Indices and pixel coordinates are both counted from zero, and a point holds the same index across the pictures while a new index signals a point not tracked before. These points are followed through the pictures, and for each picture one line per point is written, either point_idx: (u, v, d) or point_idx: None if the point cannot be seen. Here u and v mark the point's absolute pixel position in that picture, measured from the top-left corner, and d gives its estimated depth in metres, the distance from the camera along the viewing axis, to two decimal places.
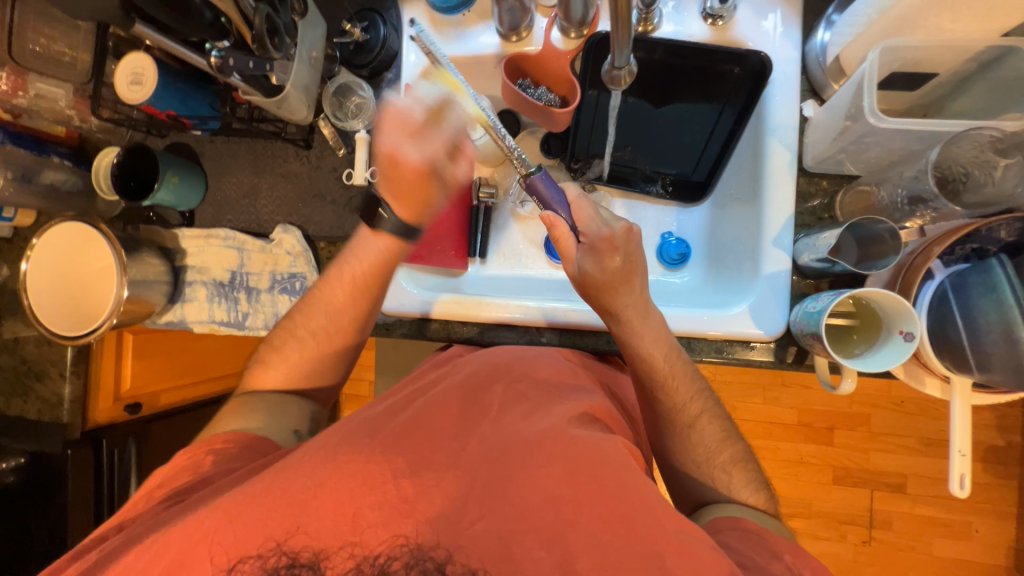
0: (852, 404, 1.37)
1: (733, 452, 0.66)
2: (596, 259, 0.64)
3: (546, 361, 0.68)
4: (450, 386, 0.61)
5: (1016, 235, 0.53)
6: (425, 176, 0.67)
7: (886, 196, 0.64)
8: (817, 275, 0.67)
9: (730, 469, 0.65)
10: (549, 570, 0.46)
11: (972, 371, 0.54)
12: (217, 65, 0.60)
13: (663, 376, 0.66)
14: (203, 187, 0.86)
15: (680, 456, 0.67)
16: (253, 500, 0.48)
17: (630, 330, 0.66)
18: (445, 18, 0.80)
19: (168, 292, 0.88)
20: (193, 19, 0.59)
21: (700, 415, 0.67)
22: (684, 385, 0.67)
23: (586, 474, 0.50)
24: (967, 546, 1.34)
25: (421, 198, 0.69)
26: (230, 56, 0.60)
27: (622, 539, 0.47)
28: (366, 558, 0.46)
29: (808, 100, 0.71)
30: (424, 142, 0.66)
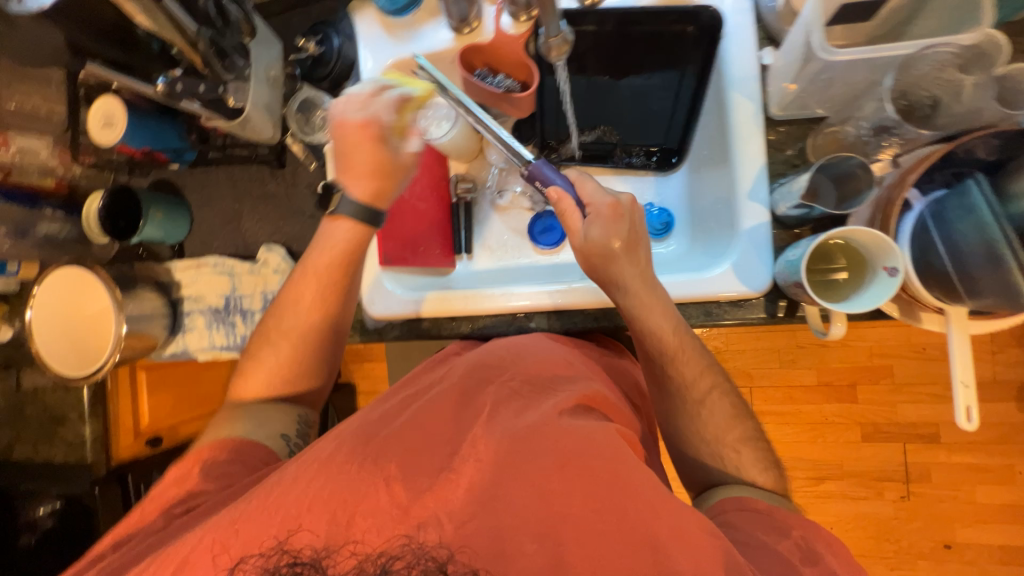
0: (874, 357, 1.33)
1: (744, 429, 0.64)
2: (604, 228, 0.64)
3: (541, 355, 0.67)
4: (444, 385, 0.61)
5: (996, 153, 0.51)
6: (371, 145, 0.67)
7: (852, 132, 0.64)
8: (797, 222, 0.66)
9: (740, 447, 0.63)
10: (541, 565, 0.47)
11: (963, 300, 0.52)
12: (165, 92, 0.61)
13: (663, 354, 0.65)
14: (188, 220, 0.89)
15: (690, 433, 0.65)
16: (256, 507, 0.49)
17: (631, 313, 0.66)
18: (396, 20, 0.80)
19: (169, 325, 0.90)
20: (143, 51, 0.63)
21: (711, 390, 0.65)
22: (688, 364, 0.65)
23: (577, 457, 0.50)
24: (1014, 491, 1.29)
25: (375, 173, 0.69)
26: (179, 82, 0.61)
27: (614, 526, 0.48)
28: (369, 557, 0.47)
29: (767, 48, 0.70)
30: (367, 110, 0.67)
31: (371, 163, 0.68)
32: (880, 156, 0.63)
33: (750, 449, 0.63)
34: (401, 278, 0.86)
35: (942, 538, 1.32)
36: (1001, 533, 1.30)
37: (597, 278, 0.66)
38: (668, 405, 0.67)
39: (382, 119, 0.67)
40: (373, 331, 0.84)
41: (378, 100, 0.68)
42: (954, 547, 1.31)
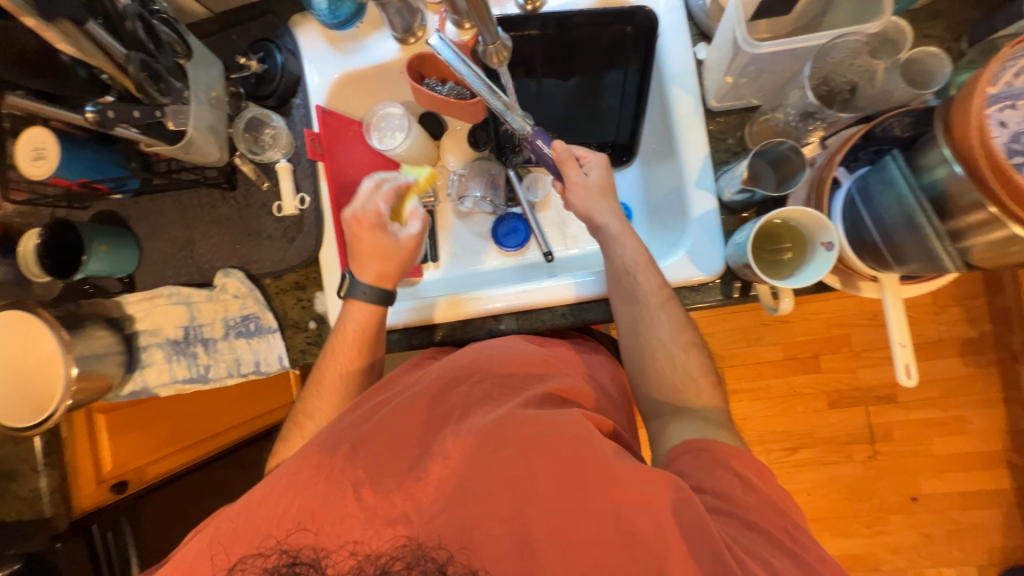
0: (832, 327, 1.40)
1: (694, 335, 0.65)
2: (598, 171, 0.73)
3: (516, 355, 0.67)
4: (415, 389, 0.61)
5: (910, 130, 0.56)
6: (376, 229, 0.73)
7: (782, 118, 0.66)
8: (742, 207, 0.69)
9: (688, 349, 0.64)
10: (509, 544, 0.48)
11: (892, 266, 0.56)
12: (97, 120, 0.56)
13: (633, 266, 0.68)
14: (136, 250, 0.86)
15: (650, 345, 0.65)
16: (242, 526, 0.51)
17: (609, 239, 0.71)
18: (341, 34, 0.80)
19: (125, 361, 0.85)
20: (68, 79, 0.59)
21: (669, 298, 0.67)
22: (650, 273, 0.67)
23: (544, 443, 0.51)
24: (966, 439, 1.38)
25: (380, 257, 0.74)
26: (110, 108, 0.57)
27: (580, 502, 0.49)
28: (367, 558, 0.48)
29: (700, 44, 0.73)
30: (370, 202, 0.74)
31: (379, 248, 0.73)
32: (810, 139, 0.66)
33: (697, 354, 0.64)
34: None
35: (907, 490, 1.40)
36: (960, 479, 1.39)
37: (581, 212, 0.72)
38: (628, 314, 0.67)
39: (384, 210, 0.74)
40: None
41: (379, 192, 0.75)
42: (920, 499, 1.40)
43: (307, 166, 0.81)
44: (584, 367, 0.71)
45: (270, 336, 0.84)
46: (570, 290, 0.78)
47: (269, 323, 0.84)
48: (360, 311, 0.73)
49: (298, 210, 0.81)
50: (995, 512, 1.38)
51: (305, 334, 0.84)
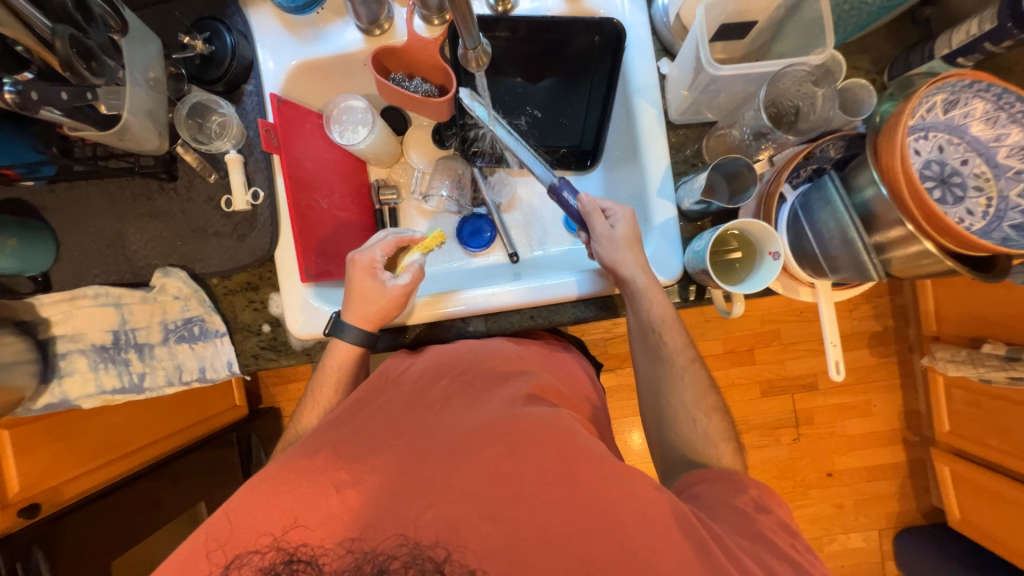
0: (766, 324, 1.53)
1: (715, 400, 0.68)
2: (628, 228, 0.69)
3: (494, 352, 0.70)
4: (394, 392, 0.63)
5: (841, 152, 0.64)
6: (366, 275, 0.71)
7: (738, 135, 0.70)
8: (698, 216, 0.74)
9: (709, 414, 0.66)
10: (499, 544, 0.48)
11: (827, 274, 0.63)
12: (15, 103, 0.49)
13: (660, 323, 0.69)
14: (53, 245, 0.76)
15: (670, 399, 0.68)
16: (241, 520, 0.50)
17: (636, 293, 0.69)
18: (298, 19, 0.75)
19: (39, 371, 0.75)
20: None
21: (693, 358, 0.70)
22: (675, 332, 0.69)
23: (527, 442, 0.53)
24: (872, 420, 1.58)
25: (364, 300, 0.71)
26: (32, 88, 0.50)
27: (568, 499, 0.50)
28: (366, 556, 0.47)
29: (663, 58, 0.77)
30: (370, 249, 0.73)
31: (366, 295, 0.71)
32: (760, 156, 0.72)
33: (718, 418, 0.67)
34: (328, 292, 0.80)
35: (825, 468, 1.58)
36: (867, 455, 1.58)
37: (608, 263, 0.69)
38: (653, 372, 0.70)
39: (378, 258, 0.73)
40: (301, 351, 0.79)
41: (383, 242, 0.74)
42: (834, 474, 1.58)
43: (261, 159, 0.76)
44: (555, 365, 0.73)
45: (217, 340, 0.79)
46: (575, 288, 0.77)
47: (216, 326, 0.78)
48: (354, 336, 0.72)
49: (250, 205, 0.76)
50: (892, 482, 1.59)
51: (258, 338, 0.79)
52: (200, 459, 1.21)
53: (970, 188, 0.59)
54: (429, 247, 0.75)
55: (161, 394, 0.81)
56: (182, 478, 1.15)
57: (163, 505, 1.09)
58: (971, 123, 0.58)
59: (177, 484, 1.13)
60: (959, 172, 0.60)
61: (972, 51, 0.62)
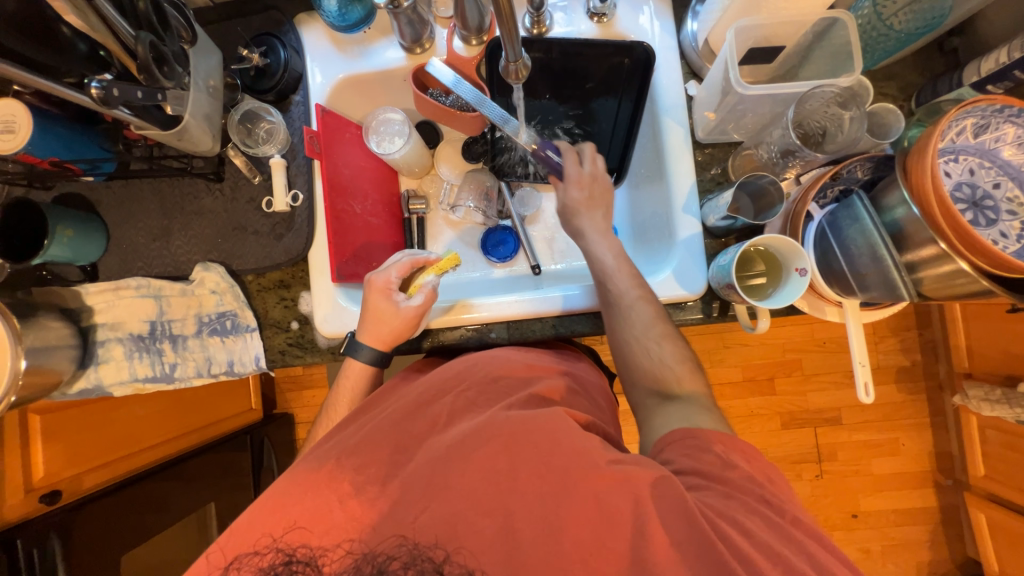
0: (786, 352, 1.50)
1: (668, 328, 0.67)
2: (579, 187, 0.75)
3: (500, 362, 0.69)
4: (402, 399, 0.64)
5: (869, 173, 0.64)
6: (381, 296, 0.73)
7: (765, 153, 0.72)
8: (724, 233, 0.75)
9: (662, 340, 0.66)
10: (498, 544, 0.50)
11: (856, 292, 0.62)
12: (98, 97, 0.54)
13: (603, 272, 0.72)
14: (103, 237, 0.81)
15: (620, 336, 0.68)
16: (243, 525, 0.53)
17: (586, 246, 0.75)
18: (346, 37, 0.80)
19: (78, 357, 0.78)
20: (66, 52, 0.56)
21: (642, 294, 0.69)
22: (622, 276, 0.71)
23: (538, 445, 0.53)
24: (900, 460, 1.51)
25: (378, 320, 0.73)
26: (114, 86, 0.54)
27: (573, 506, 0.50)
28: (366, 556, 0.50)
29: (691, 81, 0.79)
30: (386, 270, 0.75)
31: (381, 318, 0.73)
32: (787, 175, 0.73)
33: (671, 344, 0.66)
34: (355, 293, 0.82)
35: (849, 508, 1.51)
36: (896, 497, 1.51)
37: (571, 229, 0.77)
38: (607, 318, 0.71)
39: (394, 279, 0.74)
40: (326, 350, 0.81)
41: (399, 262, 0.76)
42: (858, 516, 1.51)
43: (303, 163, 0.80)
44: (570, 371, 0.73)
45: (247, 335, 0.81)
46: (561, 301, 0.79)
47: (247, 321, 0.81)
48: (377, 339, 0.73)
49: (289, 207, 0.80)
50: (922, 528, 1.50)
51: (286, 335, 0.81)
52: (214, 460, 1.21)
53: (1004, 211, 0.58)
54: (444, 268, 0.76)
55: (189, 385, 0.82)
56: (192, 479, 1.14)
57: (170, 505, 1.08)
58: (1003, 147, 0.59)
59: (186, 486, 1.13)
60: (991, 195, 0.59)
61: (1002, 79, 0.62)
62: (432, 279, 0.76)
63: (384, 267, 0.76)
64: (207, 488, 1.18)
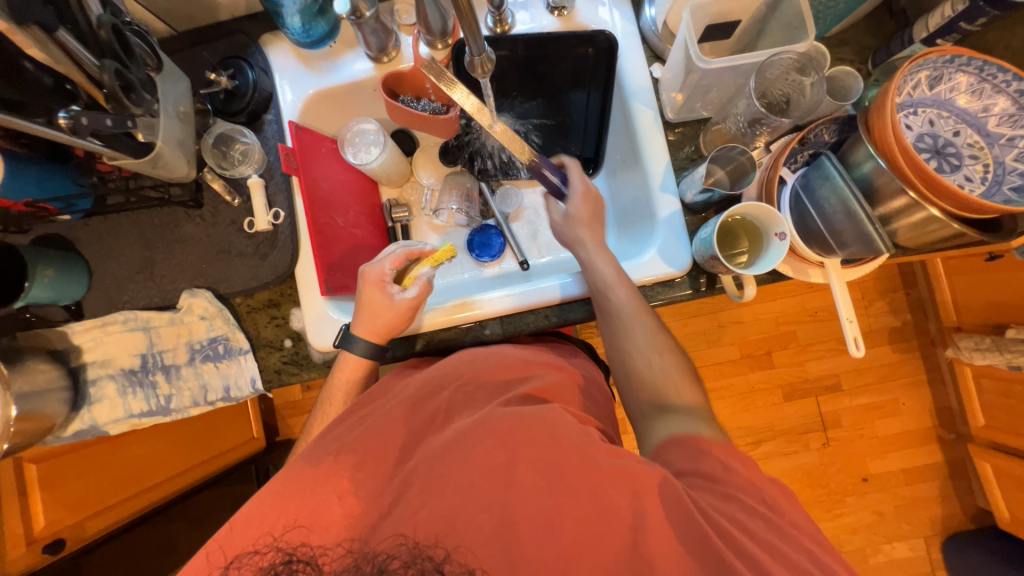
0: (779, 325, 1.52)
1: (667, 340, 0.69)
2: (582, 202, 0.77)
3: (498, 360, 0.70)
4: (395, 401, 0.65)
5: (835, 135, 0.66)
6: (375, 287, 0.73)
7: (733, 126, 0.74)
8: (703, 207, 0.76)
9: (661, 353, 0.67)
10: (501, 537, 0.50)
11: (835, 251, 0.64)
12: (68, 127, 0.53)
13: (604, 283, 0.72)
14: (86, 276, 0.80)
15: (622, 347, 0.68)
16: (239, 525, 0.53)
17: (584, 260, 0.75)
18: (312, 52, 0.81)
19: (69, 399, 0.78)
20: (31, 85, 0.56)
21: (642, 309, 0.70)
22: (622, 289, 0.71)
23: (532, 437, 0.54)
24: (902, 419, 1.53)
25: (371, 313, 0.73)
26: (83, 115, 0.53)
27: (571, 493, 0.51)
28: (365, 556, 0.50)
29: (655, 64, 0.81)
30: (380, 260, 0.75)
31: (374, 309, 0.73)
32: (757, 144, 0.74)
33: (671, 356, 0.67)
34: (347, 305, 0.82)
35: (859, 472, 1.52)
36: (902, 457, 1.53)
37: (568, 241, 0.78)
38: (608, 329, 0.71)
39: (388, 271, 0.75)
40: (322, 364, 0.80)
41: (394, 254, 0.76)
42: (869, 479, 1.52)
43: (281, 181, 0.80)
44: (556, 363, 0.74)
45: (241, 358, 0.81)
46: (550, 291, 0.79)
47: (240, 344, 0.80)
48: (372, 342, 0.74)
49: (272, 225, 0.80)
50: (932, 485, 1.52)
51: (280, 353, 0.81)
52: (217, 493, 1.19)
53: (966, 157, 0.61)
54: (439, 260, 0.75)
55: (187, 415, 0.81)
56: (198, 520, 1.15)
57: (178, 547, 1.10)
58: (958, 97, 0.60)
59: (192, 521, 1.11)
60: (953, 142, 0.61)
61: (950, 32, 0.65)
62: (428, 272, 0.76)
63: (378, 259, 0.76)
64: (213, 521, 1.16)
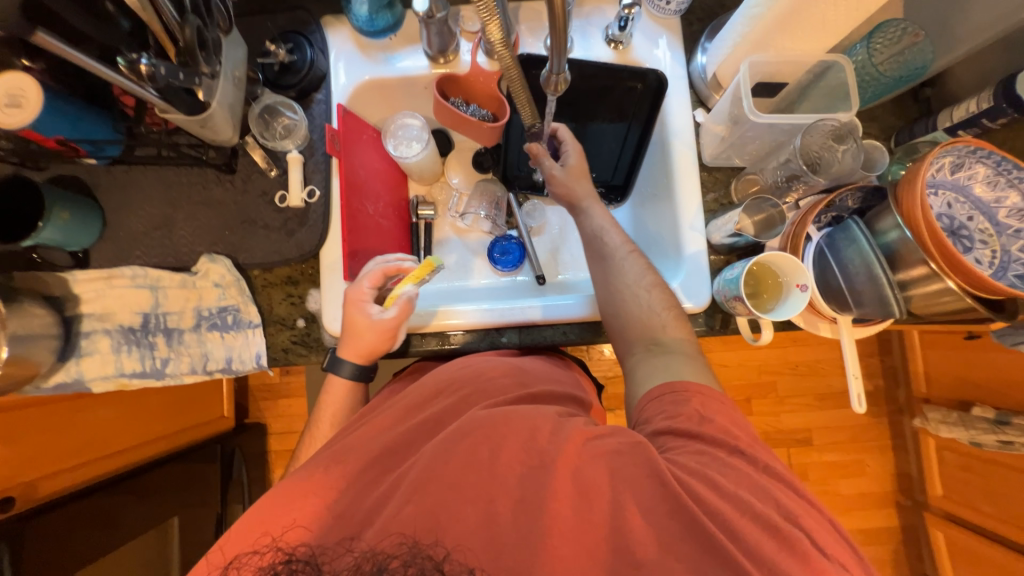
0: (762, 374, 1.57)
1: (657, 278, 0.72)
2: (577, 158, 0.82)
3: (487, 363, 0.70)
4: (393, 407, 0.65)
5: (859, 203, 0.69)
6: (354, 308, 0.72)
7: (770, 178, 0.79)
8: (727, 250, 0.79)
9: (651, 288, 0.70)
10: (503, 543, 0.49)
11: (851, 308, 0.67)
12: (147, 74, 0.55)
13: (601, 230, 0.77)
14: (100, 225, 0.77)
15: (617, 287, 0.71)
16: (243, 527, 0.52)
17: (582, 212, 0.79)
18: (372, 41, 0.82)
19: (58, 348, 0.73)
20: (109, 26, 0.58)
21: (633, 251, 0.75)
22: (615, 233, 0.76)
23: (546, 446, 0.54)
24: (866, 480, 1.59)
25: (355, 333, 0.72)
26: (161, 64, 0.55)
27: (579, 511, 0.51)
28: (367, 556, 0.49)
29: (699, 109, 0.84)
30: (359, 281, 0.74)
31: (356, 331, 0.72)
32: (788, 199, 0.78)
33: (659, 291, 0.70)
34: None
35: None
36: (862, 516, 1.58)
37: (565, 194, 0.80)
38: (601, 270, 0.74)
39: (367, 290, 0.73)
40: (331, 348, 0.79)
41: (372, 273, 0.74)
42: None
43: (321, 160, 0.80)
44: (556, 375, 0.72)
45: (249, 331, 0.79)
46: (566, 309, 0.81)
47: (251, 317, 0.79)
48: (372, 340, 0.72)
49: (304, 203, 0.79)
50: (886, 547, 1.58)
51: (291, 332, 0.79)
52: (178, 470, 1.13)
53: (977, 240, 0.66)
54: (422, 276, 0.73)
55: (180, 381, 0.79)
56: (148, 494, 1.04)
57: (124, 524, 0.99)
58: (975, 185, 0.66)
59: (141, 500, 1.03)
60: (967, 226, 0.67)
61: (971, 125, 0.71)
62: (408, 291, 0.73)
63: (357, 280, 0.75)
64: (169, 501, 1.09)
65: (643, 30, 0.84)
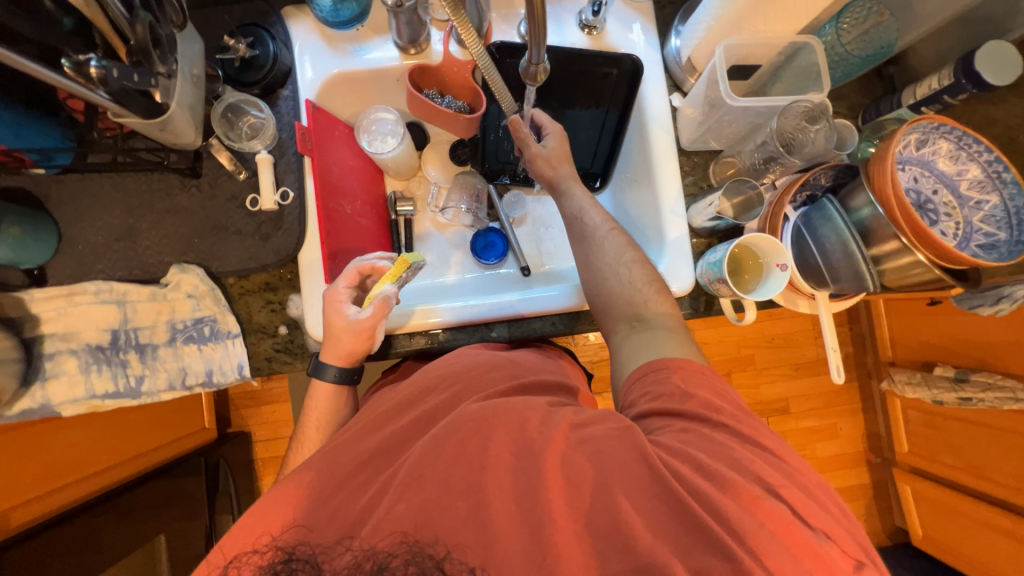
0: (740, 349, 1.63)
1: (637, 253, 0.72)
2: (557, 138, 0.81)
3: (471, 356, 0.70)
4: (382, 409, 0.64)
5: (831, 180, 0.72)
6: (330, 309, 0.70)
7: (748, 160, 0.81)
8: (708, 234, 0.81)
9: (631, 264, 0.71)
10: (503, 538, 0.49)
11: (828, 284, 0.70)
12: (98, 77, 0.51)
13: (581, 211, 0.77)
14: (55, 239, 0.72)
15: (597, 264, 0.72)
16: (240, 527, 0.52)
17: (562, 193, 0.79)
18: (337, 33, 0.79)
19: (20, 373, 0.69)
20: (49, 24, 0.54)
21: (615, 228, 0.75)
22: (597, 211, 0.76)
23: (540, 437, 0.54)
24: (839, 443, 1.68)
25: (334, 336, 0.70)
26: (114, 66, 0.52)
27: (578, 500, 0.51)
28: (367, 554, 0.49)
29: (675, 93, 0.84)
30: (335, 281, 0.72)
31: (334, 332, 0.70)
32: (765, 180, 0.80)
33: (640, 267, 0.71)
34: None
35: None
36: (836, 476, 1.67)
37: (546, 176, 0.80)
38: (582, 250, 0.74)
39: (344, 291, 0.71)
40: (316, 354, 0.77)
41: (348, 273, 0.72)
42: None
43: (293, 160, 0.77)
44: (548, 366, 0.72)
45: (229, 342, 0.76)
46: (553, 299, 0.80)
47: (229, 327, 0.76)
48: (353, 343, 0.70)
49: (278, 205, 0.76)
50: (858, 503, 1.67)
51: (273, 340, 0.77)
52: (160, 488, 1.08)
53: (942, 214, 0.70)
54: (398, 274, 0.71)
55: (158, 399, 0.75)
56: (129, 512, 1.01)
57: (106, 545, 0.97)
58: (938, 160, 0.69)
59: (123, 521, 0.98)
60: (932, 200, 0.70)
61: (933, 102, 0.74)
62: (385, 290, 0.71)
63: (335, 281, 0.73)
64: (153, 519, 1.05)
65: (617, 15, 0.83)
